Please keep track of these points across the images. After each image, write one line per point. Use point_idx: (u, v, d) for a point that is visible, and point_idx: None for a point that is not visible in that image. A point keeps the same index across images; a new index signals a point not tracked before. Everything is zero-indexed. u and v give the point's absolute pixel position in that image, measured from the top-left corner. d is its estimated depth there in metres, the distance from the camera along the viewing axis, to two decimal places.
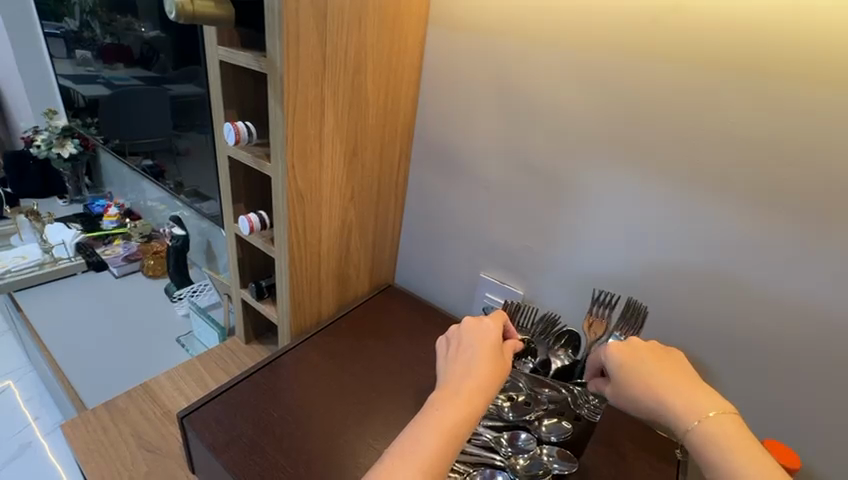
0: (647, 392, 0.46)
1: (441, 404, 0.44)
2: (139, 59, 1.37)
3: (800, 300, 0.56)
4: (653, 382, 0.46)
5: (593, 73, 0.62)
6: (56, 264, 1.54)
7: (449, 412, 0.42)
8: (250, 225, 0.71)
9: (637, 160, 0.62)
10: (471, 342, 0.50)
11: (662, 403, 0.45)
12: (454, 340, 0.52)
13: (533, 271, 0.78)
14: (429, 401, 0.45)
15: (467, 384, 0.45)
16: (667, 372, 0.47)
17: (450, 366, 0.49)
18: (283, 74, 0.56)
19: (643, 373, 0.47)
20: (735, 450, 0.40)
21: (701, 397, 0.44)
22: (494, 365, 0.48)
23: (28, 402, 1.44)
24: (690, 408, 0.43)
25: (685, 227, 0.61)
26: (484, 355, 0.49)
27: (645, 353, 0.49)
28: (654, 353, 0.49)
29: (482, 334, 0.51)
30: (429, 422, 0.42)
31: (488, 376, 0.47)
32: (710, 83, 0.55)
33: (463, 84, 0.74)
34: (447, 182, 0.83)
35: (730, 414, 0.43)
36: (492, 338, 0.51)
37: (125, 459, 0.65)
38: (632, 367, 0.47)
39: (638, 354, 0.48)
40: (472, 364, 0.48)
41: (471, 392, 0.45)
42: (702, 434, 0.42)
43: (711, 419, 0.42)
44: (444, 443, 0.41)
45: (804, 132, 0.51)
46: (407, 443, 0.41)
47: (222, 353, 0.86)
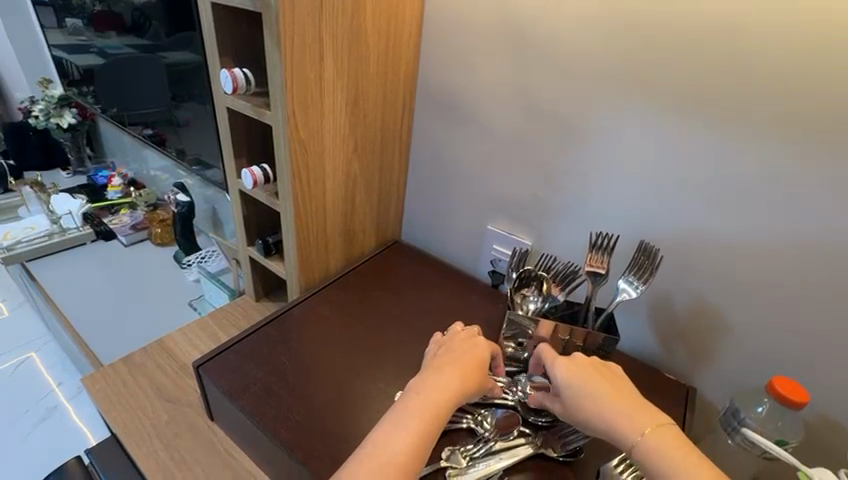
0: (595, 407, 0.46)
1: (428, 385, 0.47)
2: (130, 21, 1.32)
3: (819, 239, 0.54)
4: (598, 398, 0.46)
5: (603, 4, 0.58)
6: (65, 234, 1.56)
7: (435, 393, 0.46)
8: (252, 178, 0.70)
9: (652, 98, 0.59)
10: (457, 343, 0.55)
11: (609, 418, 0.45)
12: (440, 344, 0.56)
13: (541, 219, 0.76)
14: (416, 384, 0.48)
15: (452, 375, 0.49)
16: (608, 385, 0.47)
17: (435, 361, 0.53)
18: (277, 12, 0.54)
19: (589, 389, 0.47)
20: (678, 465, 0.41)
21: (639, 414, 0.45)
22: (475, 361, 0.52)
23: (51, 368, 1.49)
24: (634, 422, 0.44)
25: (700, 165, 0.59)
26: (471, 352, 0.53)
27: (590, 370, 0.49)
28: (596, 368, 0.49)
29: (469, 338, 0.56)
30: (417, 401, 0.45)
31: (471, 366, 0.51)
32: (730, 9, 0.51)
33: (466, 26, 0.71)
34: (451, 132, 0.80)
35: (665, 425, 0.44)
36: (477, 341, 0.55)
37: (144, 408, 0.67)
38: (583, 388, 0.47)
39: (582, 370, 0.49)
40: (458, 358, 0.52)
41: (457, 376, 0.49)
42: (649, 452, 0.42)
43: (655, 432, 0.43)
44: (428, 425, 0.43)
45: (832, 56, 0.47)
46: (395, 418, 0.44)
47: (234, 310, 0.87)
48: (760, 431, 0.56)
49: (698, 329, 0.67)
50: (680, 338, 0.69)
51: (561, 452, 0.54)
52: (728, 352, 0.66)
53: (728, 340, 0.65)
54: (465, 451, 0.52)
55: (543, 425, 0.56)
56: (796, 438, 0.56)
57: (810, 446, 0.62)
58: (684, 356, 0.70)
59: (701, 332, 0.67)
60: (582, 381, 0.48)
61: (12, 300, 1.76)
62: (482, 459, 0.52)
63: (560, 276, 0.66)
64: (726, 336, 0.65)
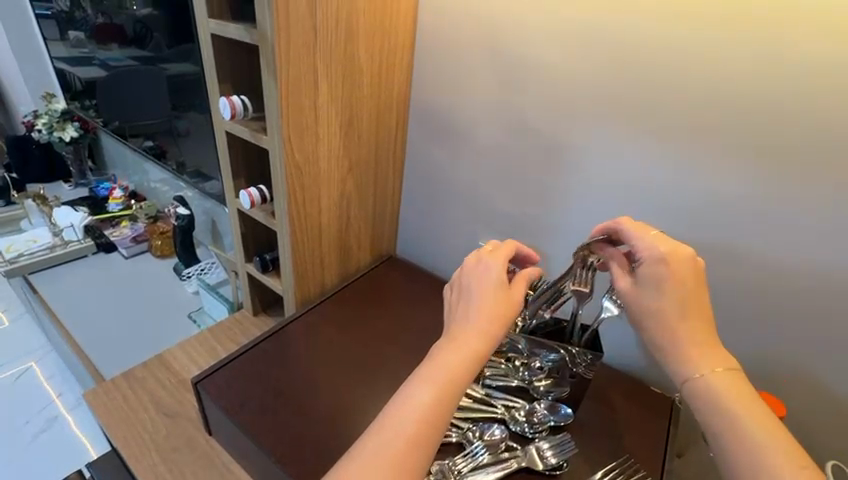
0: (672, 334, 0.47)
1: (441, 352, 0.45)
2: (133, 39, 1.35)
3: (792, 257, 0.57)
4: (679, 326, 0.47)
5: (587, 35, 0.61)
6: (66, 246, 1.58)
7: (448, 361, 0.44)
8: (250, 198, 0.73)
9: (634, 122, 0.62)
10: (472, 286, 0.50)
11: (678, 348, 0.46)
12: (458, 283, 0.52)
13: (530, 236, 0.79)
14: (430, 350, 0.46)
15: (469, 332, 0.46)
16: (698, 314, 0.47)
17: (453, 314, 0.49)
18: (275, 46, 0.57)
19: (676, 315, 0.47)
20: (735, 402, 0.42)
21: (711, 353, 0.46)
22: (495, 307, 0.48)
23: (50, 380, 1.50)
24: (705, 358, 0.45)
25: (680, 188, 0.62)
26: (488, 300, 0.48)
27: (687, 294, 0.47)
28: (694, 290, 0.48)
29: (484, 276, 0.50)
30: (428, 373, 0.44)
31: (487, 318, 0.47)
32: (704, 42, 0.54)
33: (458, 52, 0.74)
34: (444, 151, 0.83)
35: (735, 370, 0.45)
36: (494, 280, 0.50)
37: (145, 423, 0.69)
38: (672, 311, 0.47)
39: (682, 292, 0.47)
40: (472, 310, 0.48)
41: (470, 339, 0.45)
42: (706, 384, 0.44)
43: (723, 373, 0.44)
44: (445, 389, 0.42)
45: (800, 89, 0.51)
46: (407, 392, 0.43)
47: (232, 324, 0.89)
48: None
49: None
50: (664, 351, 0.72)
51: (545, 467, 0.55)
52: None
53: None
54: (452, 464, 0.54)
55: (530, 438, 0.59)
56: None
57: None
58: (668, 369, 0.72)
59: None
60: (675, 295, 0.47)
61: (12, 312, 1.77)
62: (468, 473, 0.54)
63: None
64: None
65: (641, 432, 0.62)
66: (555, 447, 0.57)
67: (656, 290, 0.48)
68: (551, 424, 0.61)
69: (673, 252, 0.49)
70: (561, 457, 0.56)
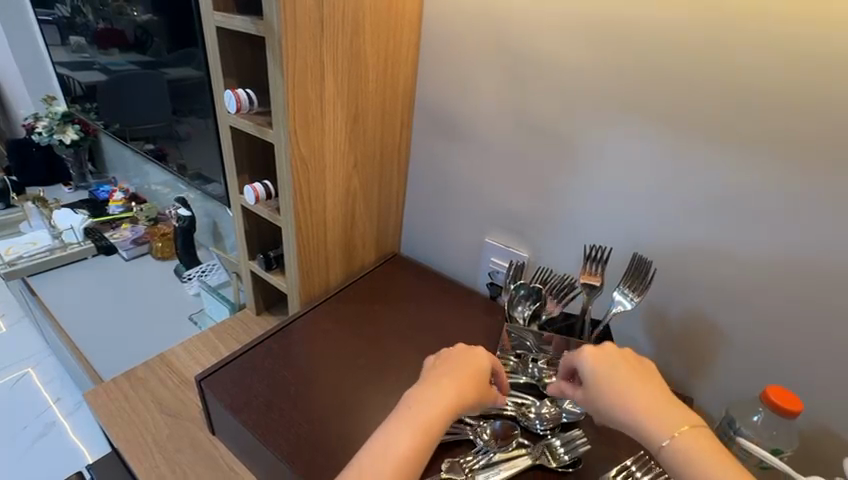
0: (620, 404, 0.46)
1: (425, 402, 0.47)
2: (133, 42, 1.35)
3: (806, 251, 0.56)
4: (622, 393, 0.46)
5: (594, 26, 0.61)
6: (66, 248, 1.56)
7: (430, 413, 0.46)
8: (255, 194, 0.72)
9: (643, 115, 0.61)
10: (460, 351, 0.54)
11: (632, 419, 0.45)
12: (444, 347, 0.56)
13: (538, 232, 0.78)
14: (413, 398, 0.48)
15: (446, 383, 0.49)
16: (640, 381, 0.47)
17: (434, 370, 0.52)
18: (280, 38, 0.56)
19: (617, 383, 0.47)
20: (713, 465, 0.41)
21: (668, 413, 0.44)
22: (471, 369, 0.52)
23: (48, 384, 1.49)
24: (664, 420, 0.44)
25: (691, 180, 0.61)
26: (467, 360, 0.53)
27: (619, 361, 0.49)
28: (626, 361, 0.49)
29: (473, 346, 0.55)
30: (410, 422, 0.46)
31: (473, 385, 0.50)
32: (713, 33, 0.53)
33: (463, 47, 0.73)
34: (449, 147, 0.82)
35: (697, 426, 0.43)
36: (483, 353, 0.54)
37: (146, 422, 0.67)
38: (614, 383, 0.47)
39: (612, 362, 0.49)
40: (459, 372, 0.51)
41: (453, 395, 0.49)
42: (678, 443, 0.42)
43: (686, 431, 0.43)
44: (418, 438, 0.45)
45: (814, 78, 0.50)
46: (384, 439, 0.45)
47: (234, 324, 0.87)
48: (755, 440, 0.57)
49: (694, 339, 0.68)
50: (676, 349, 0.70)
51: (558, 464, 0.54)
52: (724, 363, 0.67)
53: (724, 350, 0.66)
54: (463, 461, 0.53)
55: (541, 435, 0.57)
56: (791, 448, 0.56)
57: (807, 457, 0.63)
58: (682, 367, 0.71)
59: (696, 343, 0.68)
60: (610, 367, 0.48)
61: (10, 316, 1.75)
62: (480, 471, 0.52)
63: (555, 289, 0.68)
64: (721, 347, 0.66)
65: None
66: (566, 444, 0.56)
67: (598, 377, 0.48)
68: (563, 421, 0.59)
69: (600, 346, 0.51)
70: (574, 455, 0.55)
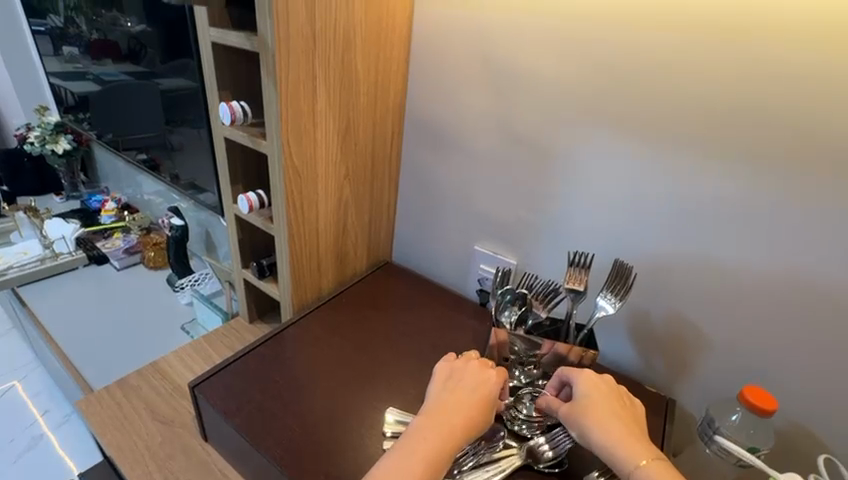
0: (596, 430, 0.49)
1: (433, 433, 0.48)
2: (127, 54, 1.37)
3: (779, 256, 0.58)
4: (601, 419, 0.49)
5: (575, 41, 0.64)
6: (57, 258, 1.56)
7: (438, 445, 0.47)
8: (249, 203, 0.74)
9: (623, 126, 0.64)
10: (472, 378, 0.54)
11: (605, 443, 0.48)
12: (456, 371, 0.56)
13: (525, 240, 0.80)
14: (421, 427, 0.48)
15: (457, 416, 0.50)
16: (620, 414, 0.50)
17: (444, 396, 0.52)
18: (274, 53, 0.58)
19: (597, 409, 0.50)
20: None
21: (638, 446, 0.47)
22: (483, 402, 0.52)
23: (36, 396, 1.47)
24: (633, 450, 0.47)
25: (669, 188, 0.63)
26: (479, 390, 0.53)
27: (606, 392, 0.52)
28: (612, 394, 0.53)
29: (484, 374, 0.55)
30: (417, 453, 0.46)
31: (480, 416, 0.51)
32: (687, 49, 0.56)
33: (451, 61, 0.76)
34: (438, 157, 0.85)
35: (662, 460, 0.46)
36: (494, 382, 0.54)
37: (139, 430, 0.68)
38: (596, 409, 0.50)
39: (600, 390, 0.52)
40: (468, 402, 0.51)
41: (460, 427, 0.49)
42: (647, 471, 0.45)
43: (651, 463, 0.45)
44: (424, 471, 0.45)
45: (780, 92, 0.53)
46: (391, 467, 0.44)
47: (227, 332, 0.88)
48: (733, 438, 0.59)
49: (676, 342, 0.70)
50: (659, 352, 0.72)
51: (543, 460, 0.55)
52: (705, 366, 0.69)
53: (704, 352, 0.68)
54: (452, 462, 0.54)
55: (528, 435, 0.59)
56: (768, 445, 0.58)
57: (786, 456, 0.65)
58: (666, 371, 0.73)
59: (678, 346, 0.70)
60: (598, 395, 0.52)
61: None
62: (468, 472, 0.54)
63: (541, 295, 0.69)
64: (702, 350, 0.68)
65: None
66: (551, 440, 0.57)
67: (590, 394, 0.52)
68: (548, 423, 0.60)
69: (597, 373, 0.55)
70: (558, 450, 0.56)
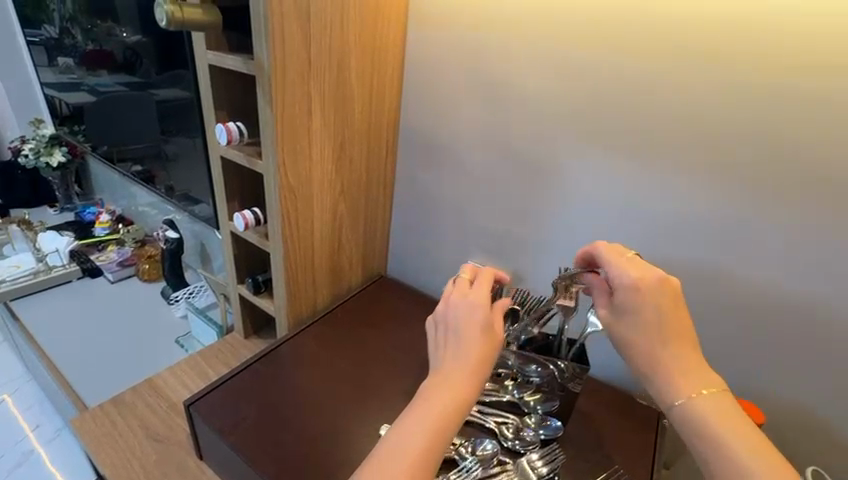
0: (645, 353, 0.47)
1: (431, 391, 0.46)
2: (122, 64, 1.37)
3: (762, 271, 0.60)
4: (649, 343, 0.47)
5: (565, 62, 0.66)
6: (50, 271, 1.55)
7: (437, 401, 0.45)
8: (245, 221, 0.74)
9: (611, 145, 0.66)
10: (457, 321, 0.51)
11: (653, 366, 0.46)
12: (442, 320, 0.53)
13: (517, 255, 0.81)
14: (420, 388, 0.47)
15: (456, 372, 0.47)
16: (676, 333, 0.47)
17: (438, 350, 0.50)
18: (270, 76, 0.60)
19: (648, 329, 0.47)
20: (720, 425, 0.42)
21: (692, 374, 0.45)
22: (477, 340, 0.49)
23: (26, 411, 1.45)
24: (687, 380, 0.44)
25: (656, 205, 0.65)
26: (466, 331, 0.50)
27: (663, 305, 0.48)
28: (671, 305, 0.48)
29: (469, 311, 0.51)
30: (419, 414, 0.45)
31: (475, 357, 0.48)
32: (670, 72, 0.59)
33: (444, 80, 0.78)
34: (432, 174, 0.86)
35: (721, 391, 0.44)
36: (479, 316, 0.51)
37: (134, 448, 0.68)
38: (647, 328, 0.47)
39: (656, 304, 0.48)
40: (461, 348, 0.49)
41: (458, 376, 0.47)
42: (690, 406, 0.43)
43: (705, 394, 0.43)
44: (437, 433, 0.44)
45: (759, 114, 0.55)
46: (396, 435, 0.43)
47: (222, 347, 0.88)
48: None
49: None
50: None
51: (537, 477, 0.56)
52: None
53: None
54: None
55: (521, 451, 0.60)
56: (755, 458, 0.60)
57: None
58: None
59: None
60: (651, 313, 0.47)
61: None
62: None
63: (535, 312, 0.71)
64: None
65: (628, 444, 0.63)
66: (544, 458, 0.58)
67: (633, 316, 0.48)
68: (541, 438, 0.62)
69: (643, 276, 0.49)
70: (551, 468, 0.58)
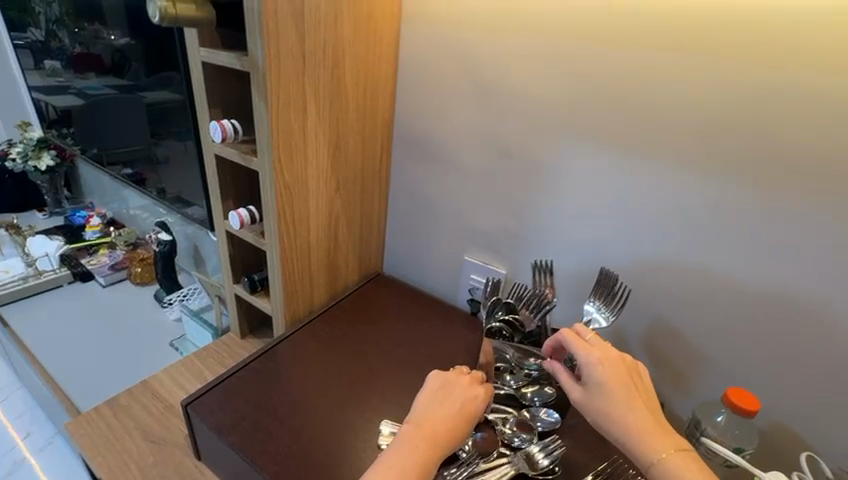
0: (617, 423, 0.49)
1: (421, 442, 0.49)
2: (111, 68, 1.35)
3: (752, 262, 0.61)
4: (620, 412, 0.49)
5: (557, 56, 0.66)
6: (40, 276, 1.53)
7: (426, 453, 0.48)
8: (239, 218, 0.75)
9: (602, 139, 0.67)
10: (461, 390, 0.55)
11: (627, 435, 0.48)
12: (446, 381, 0.57)
13: (512, 250, 0.82)
14: (411, 436, 0.50)
15: (444, 427, 0.51)
16: (639, 401, 0.50)
17: (433, 404, 0.54)
18: (265, 72, 0.59)
19: (616, 400, 0.50)
20: None
21: (660, 437, 0.47)
22: (468, 417, 0.53)
23: (18, 419, 1.43)
24: (657, 442, 0.47)
25: (648, 197, 0.66)
26: (468, 402, 0.54)
27: (622, 376, 0.52)
28: (630, 379, 0.52)
29: (475, 389, 0.56)
30: (407, 463, 0.47)
31: (464, 427, 0.52)
32: (661, 64, 0.59)
33: (437, 77, 0.78)
34: (426, 171, 0.86)
35: (686, 451, 0.46)
36: (480, 398, 0.56)
37: (130, 451, 0.67)
38: (616, 399, 0.50)
39: (617, 376, 0.52)
40: (456, 412, 0.53)
41: (447, 438, 0.50)
42: (667, 463, 0.45)
43: (675, 454, 0.46)
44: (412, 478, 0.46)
45: (748, 103, 0.55)
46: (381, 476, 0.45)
47: (218, 347, 0.88)
48: (719, 440, 0.61)
49: (661, 347, 0.72)
50: (645, 356, 0.74)
51: (539, 469, 0.56)
52: (689, 369, 0.71)
53: (687, 356, 0.70)
54: (448, 473, 0.54)
55: (521, 444, 0.60)
56: (752, 445, 0.60)
57: (767, 453, 0.67)
58: (651, 374, 0.75)
59: (664, 350, 0.72)
60: (614, 386, 0.51)
61: None
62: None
63: (529, 305, 0.70)
64: (686, 351, 0.70)
65: None
66: (544, 450, 0.59)
67: (605, 383, 0.51)
68: (540, 431, 0.62)
69: (602, 355, 0.54)
70: (551, 459, 0.58)
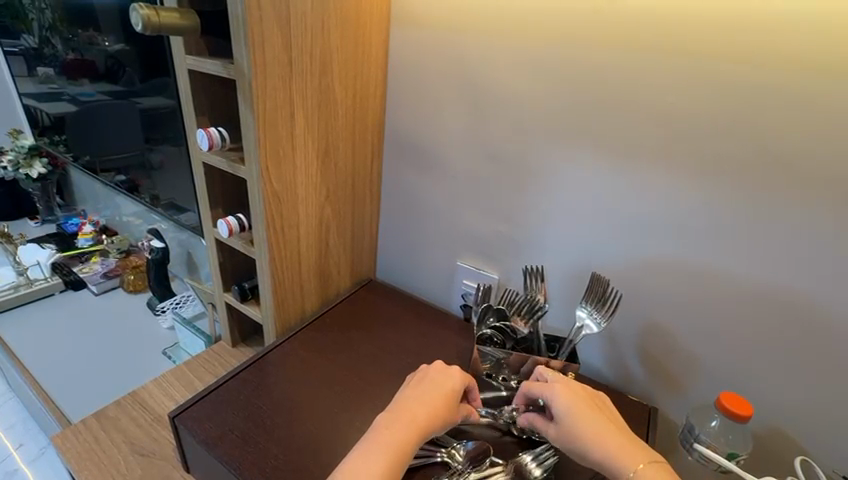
0: (590, 445, 0.49)
1: (394, 422, 0.50)
2: (104, 75, 1.35)
3: (742, 264, 0.61)
4: (592, 434, 0.50)
5: (547, 59, 0.66)
6: (31, 285, 1.51)
7: (401, 432, 0.49)
8: (227, 227, 0.73)
9: (593, 143, 0.66)
10: (434, 376, 0.57)
11: (602, 455, 0.48)
12: (420, 373, 0.59)
13: (505, 254, 0.81)
14: (384, 418, 0.51)
15: (419, 409, 0.52)
16: (605, 420, 0.51)
17: (407, 392, 0.55)
18: (251, 80, 0.59)
19: (585, 423, 0.51)
20: None
21: (631, 451, 0.48)
22: (442, 396, 0.54)
23: (9, 430, 1.41)
24: (630, 457, 0.47)
25: (639, 201, 0.66)
26: (443, 384, 0.56)
27: (585, 400, 0.53)
28: (591, 403, 0.53)
29: (449, 375, 0.57)
30: (380, 441, 0.48)
31: (442, 409, 0.53)
32: (650, 67, 0.59)
33: (428, 82, 0.78)
34: (418, 176, 0.86)
35: (658, 462, 0.47)
36: (456, 381, 0.57)
37: (118, 464, 0.66)
38: (585, 423, 0.51)
39: (581, 400, 0.53)
40: (429, 395, 0.54)
41: (423, 417, 0.51)
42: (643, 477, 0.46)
43: (647, 466, 0.46)
44: (388, 457, 0.47)
45: (737, 106, 0.56)
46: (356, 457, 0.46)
47: (209, 357, 0.87)
48: (713, 446, 0.61)
49: (655, 351, 0.72)
50: (639, 359, 0.74)
51: None
52: (682, 373, 0.70)
53: (680, 360, 0.70)
54: None
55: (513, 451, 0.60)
56: (746, 450, 0.60)
57: (761, 456, 0.67)
58: (645, 379, 0.74)
59: (657, 355, 0.72)
60: (579, 409, 0.52)
61: None
62: None
63: (523, 310, 0.69)
64: (679, 355, 0.70)
65: None
66: (536, 459, 0.57)
67: (570, 409, 0.52)
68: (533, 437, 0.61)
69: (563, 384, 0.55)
70: (543, 469, 0.57)
